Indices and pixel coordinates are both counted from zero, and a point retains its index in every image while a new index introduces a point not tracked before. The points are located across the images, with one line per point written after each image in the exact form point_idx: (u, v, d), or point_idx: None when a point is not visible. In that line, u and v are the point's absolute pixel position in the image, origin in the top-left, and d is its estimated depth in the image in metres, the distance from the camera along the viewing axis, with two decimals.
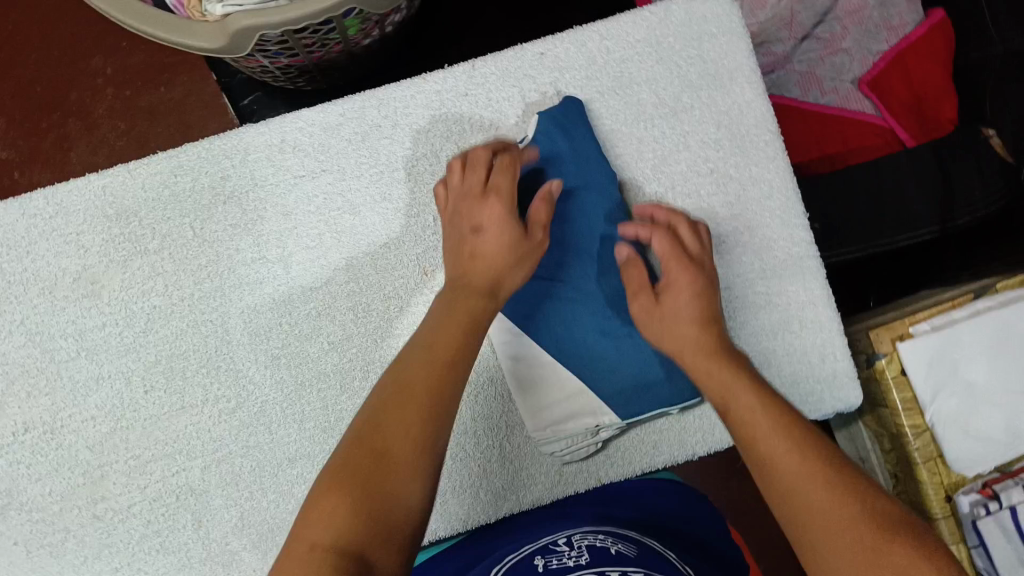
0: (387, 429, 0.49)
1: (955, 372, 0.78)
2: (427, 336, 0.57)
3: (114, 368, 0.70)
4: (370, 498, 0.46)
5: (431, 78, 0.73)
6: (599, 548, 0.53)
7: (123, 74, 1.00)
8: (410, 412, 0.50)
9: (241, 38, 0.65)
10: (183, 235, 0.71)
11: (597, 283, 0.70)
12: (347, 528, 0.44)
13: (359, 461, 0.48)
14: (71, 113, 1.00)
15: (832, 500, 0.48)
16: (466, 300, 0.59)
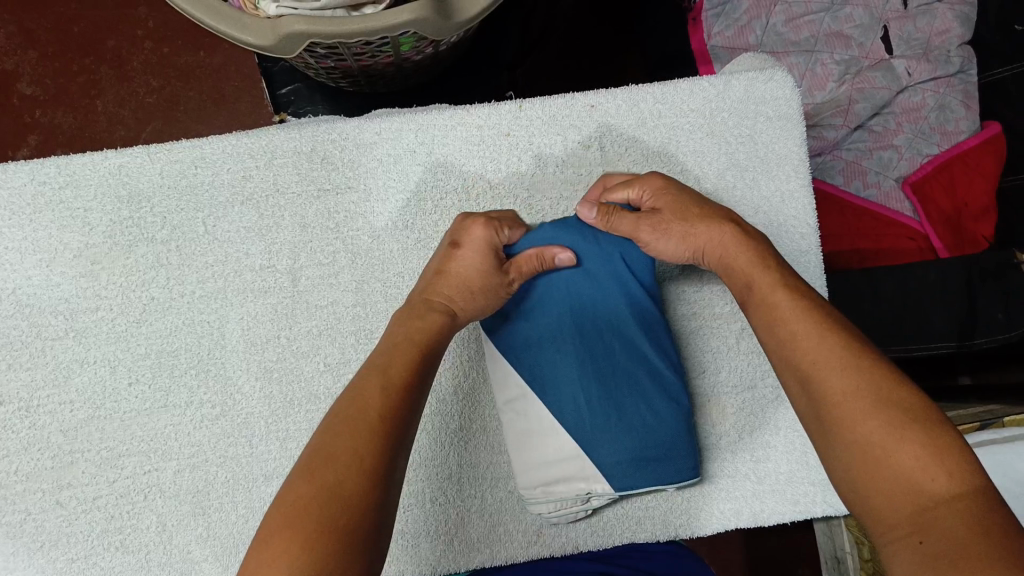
0: (336, 452, 0.45)
1: None
2: (386, 357, 0.53)
3: (100, 354, 0.68)
4: (329, 534, 0.41)
5: (475, 111, 0.71)
6: None
7: (164, 29, 0.97)
8: (365, 443, 0.46)
9: (291, 42, 0.64)
10: (195, 228, 0.69)
11: (618, 357, 0.68)
12: (295, 565, 0.40)
13: (314, 496, 0.43)
14: (104, 59, 0.97)
15: (873, 438, 0.43)
16: (428, 316, 0.58)
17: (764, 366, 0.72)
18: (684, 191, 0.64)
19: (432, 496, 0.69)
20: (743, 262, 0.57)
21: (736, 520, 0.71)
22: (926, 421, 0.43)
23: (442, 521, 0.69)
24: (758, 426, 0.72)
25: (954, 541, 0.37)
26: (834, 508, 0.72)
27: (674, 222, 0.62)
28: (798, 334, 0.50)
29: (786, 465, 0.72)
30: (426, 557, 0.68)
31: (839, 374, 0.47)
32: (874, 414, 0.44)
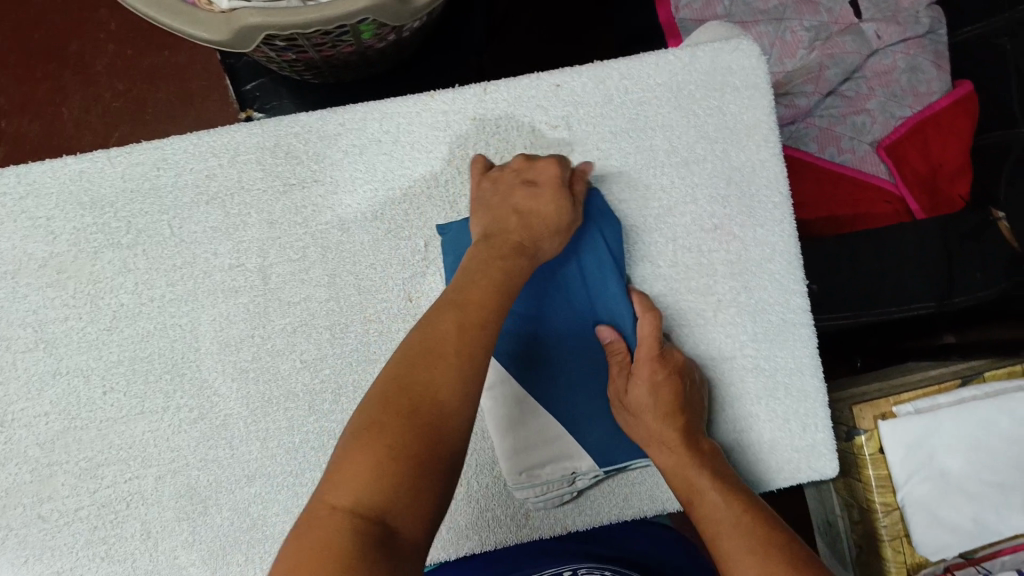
0: (413, 382, 0.45)
1: (931, 459, 0.78)
2: (464, 291, 0.52)
3: (73, 364, 0.67)
4: (404, 468, 0.42)
5: (440, 97, 0.70)
6: None
7: (126, 30, 0.96)
8: (446, 378, 0.46)
9: (247, 35, 0.63)
10: (160, 231, 0.67)
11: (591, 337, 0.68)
12: (370, 494, 0.41)
13: (389, 422, 0.43)
14: (67, 64, 0.95)
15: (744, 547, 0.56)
16: (505, 256, 0.56)
17: (744, 338, 0.71)
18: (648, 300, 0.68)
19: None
20: (672, 439, 0.64)
21: None
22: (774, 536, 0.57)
23: None
24: (739, 397, 0.71)
25: None
26: (819, 473, 0.72)
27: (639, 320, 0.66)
28: (731, 568, 0.56)
29: (769, 434, 0.72)
30: None
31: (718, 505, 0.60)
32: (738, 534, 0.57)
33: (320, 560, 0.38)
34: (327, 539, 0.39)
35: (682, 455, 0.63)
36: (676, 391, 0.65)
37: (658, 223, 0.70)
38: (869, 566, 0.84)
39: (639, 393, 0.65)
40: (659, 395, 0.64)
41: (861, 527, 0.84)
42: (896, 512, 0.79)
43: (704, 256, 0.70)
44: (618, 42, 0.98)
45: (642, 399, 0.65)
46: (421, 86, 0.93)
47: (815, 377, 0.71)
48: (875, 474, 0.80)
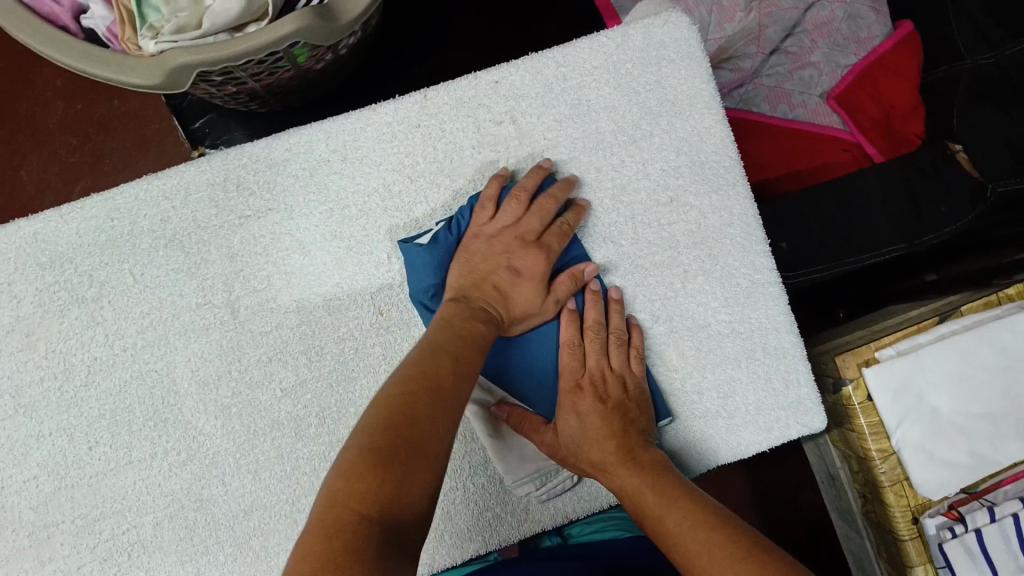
0: (415, 408, 0.49)
1: (920, 400, 0.78)
2: (453, 335, 0.59)
3: (55, 425, 0.67)
4: (412, 487, 0.44)
5: (382, 109, 0.70)
6: None
7: (75, 86, 0.97)
8: (442, 409, 0.50)
9: (178, 75, 0.64)
10: (123, 280, 0.67)
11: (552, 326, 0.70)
12: (385, 506, 0.42)
13: (399, 443, 0.46)
14: (21, 127, 0.96)
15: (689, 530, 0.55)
16: (482, 321, 0.62)
17: (715, 304, 0.71)
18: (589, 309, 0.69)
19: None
20: (615, 460, 0.63)
21: (716, 459, 0.72)
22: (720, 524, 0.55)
23: (430, 519, 0.69)
24: (720, 364, 0.71)
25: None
26: (808, 428, 0.72)
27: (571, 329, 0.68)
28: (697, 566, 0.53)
29: (755, 396, 0.72)
30: (420, 557, 0.68)
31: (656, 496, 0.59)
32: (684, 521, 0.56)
33: (341, 558, 0.38)
34: (347, 546, 0.39)
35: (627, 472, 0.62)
36: (606, 414, 0.64)
37: (615, 203, 0.71)
38: (876, 513, 0.84)
39: (569, 425, 0.65)
40: (594, 421, 0.64)
41: (862, 475, 0.84)
42: (893, 455, 0.79)
43: (664, 229, 0.71)
44: (559, 27, 0.98)
45: (580, 433, 0.65)
46: (367, 95, 0.93)
47: (791, 334, 0.72)
48: (866, 422, 0.80)
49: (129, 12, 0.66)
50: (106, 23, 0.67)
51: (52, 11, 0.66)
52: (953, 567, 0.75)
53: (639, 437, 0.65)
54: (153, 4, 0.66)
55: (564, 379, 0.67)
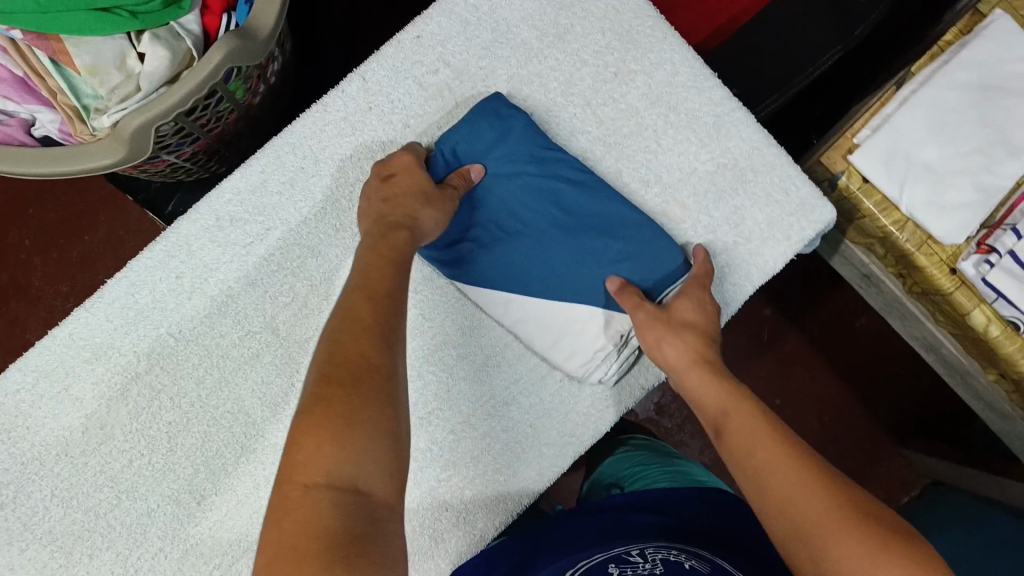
0: (344, 356, 0.51)
1: (910, 161, 0.83)
2: (363, 272, 0.59)
3: (159, 497, 0.70)
4: (357, 438, 0.48)
5: (328, 102, 0.74)
6: (674, 563, 0.58)
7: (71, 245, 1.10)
8: (371, 345, 0.52)
9: (138, 140, 0.68)
10: (166, 344, 0.71)
11: (552, 218, 0.71)
12: (341, 468, 0.46)
13: (338, 400, 0.49)
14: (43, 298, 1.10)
15: (790, 470, 0.53)
16: (388, 236, 0.62)
17: (693, 148, 0.75)
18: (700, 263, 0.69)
19: (482, 445, 0.72)
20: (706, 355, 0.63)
21: (753, 284, 0.74)
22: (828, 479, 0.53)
23: (521, 440, 0.72)
24: (720, 198, 0.75)
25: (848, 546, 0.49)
26: (823, 222, 0.74)
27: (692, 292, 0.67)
28: (759, 452, 0.55)
29: (764, 213, 0.74)
30: (529, 476, 0.72)
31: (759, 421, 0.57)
32: (779, 455, 0.54)
33: (302, 539, 0.43)
34: (308, 518, 0.44)
35: (717, 385, 0.61)
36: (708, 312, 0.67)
37: (567, 98, 0.75)
38: (919, 285, 0.88)
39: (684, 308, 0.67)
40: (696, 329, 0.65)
41: (891, 257, 0.89)
42: (909, 222, 0.84)
43: (620, 101, 0.75)
44: None
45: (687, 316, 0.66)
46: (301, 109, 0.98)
47: (772, 148, 0.74)
48: (872, 202, 0.85)
49: (71, 108, 0.69)
50: (57, 125, 0.71)
51: (7, 135, 0.71)
52: (1004, 295, 0.80)
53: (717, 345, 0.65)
54: (88, 91, 0.68)
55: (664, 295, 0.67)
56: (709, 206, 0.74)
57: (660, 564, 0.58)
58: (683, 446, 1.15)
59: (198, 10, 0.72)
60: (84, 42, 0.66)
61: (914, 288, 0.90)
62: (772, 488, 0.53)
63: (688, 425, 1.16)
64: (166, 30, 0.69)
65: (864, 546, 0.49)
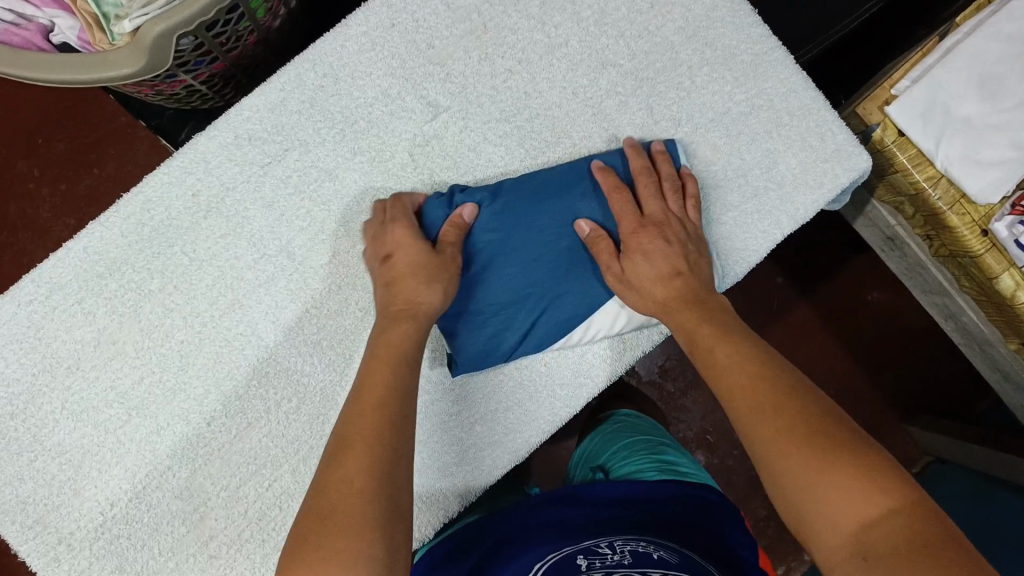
0: (335, 479, 0.50)
1: (948, 114, 0.79)
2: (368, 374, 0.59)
3: (168, 415, 0.70)
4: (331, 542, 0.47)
5: (353, 21, 0.71)
6: (642, 552, 0.56)
7: (80, 175, 1.09)
8: (357, 453, 0.52)
9: (158, 48, 0.66)
10: (180, 263, 0.70)
11: (562, 177, 0.70)
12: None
13: (319, 512, 0.49)
14: (53, 230, 1.08)
15: (777, 418, 0.52)
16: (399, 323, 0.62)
17: (728, 87, 0.72)
18: (654, 186, 0.68)
19: (487, 390, 0.72)
20: (706, 331, 0.61)
21: (782, 230, 0.72)
22: (822, 427, 0.50)
23: (494, 415, 0.72)
24: (752, 140, 0.72)
25: (840, 508, 0.46)
26: (858, 171, 0.72)
27: (644, 240, 0.65)
28: (737, 400, 0.55)
29: (797, 158, 0.72)
30: (507, 447, 0.72)
31: (749, 365, 0.56)
32: (764, 406, 0.53)
33: None
34: None
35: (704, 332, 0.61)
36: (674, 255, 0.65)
37: (600, 28, 0.72)
38: (948, 247, 0.85)
39: (643, 266, 0.65)
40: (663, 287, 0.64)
41: (920, 217, 0.86)
42: (942, 179, 0.81)
43: (655, 34, 0.72)
44: None
45: (640, 284, 0.65)
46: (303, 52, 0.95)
47: (809, 90, 0.72)
48: (905, 156, 0.82)
49: (93, 15, 0.68)
50: (76, 32, 0.70)
51: (24, 39, 0.69)
52: None
53: (708, 295, 0.65)
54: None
55: (625, 222, 0.66)
56: (741, 148, 0.72)
57: (631, 553, 0.55)
58: (688, 405, 1.14)
59: None
60: None
61: (941, 250, 0.87)
62: (756, 437, 0.52)
63: (697, 384, 1.15)
64: None
65: (854, 502, 0.46)
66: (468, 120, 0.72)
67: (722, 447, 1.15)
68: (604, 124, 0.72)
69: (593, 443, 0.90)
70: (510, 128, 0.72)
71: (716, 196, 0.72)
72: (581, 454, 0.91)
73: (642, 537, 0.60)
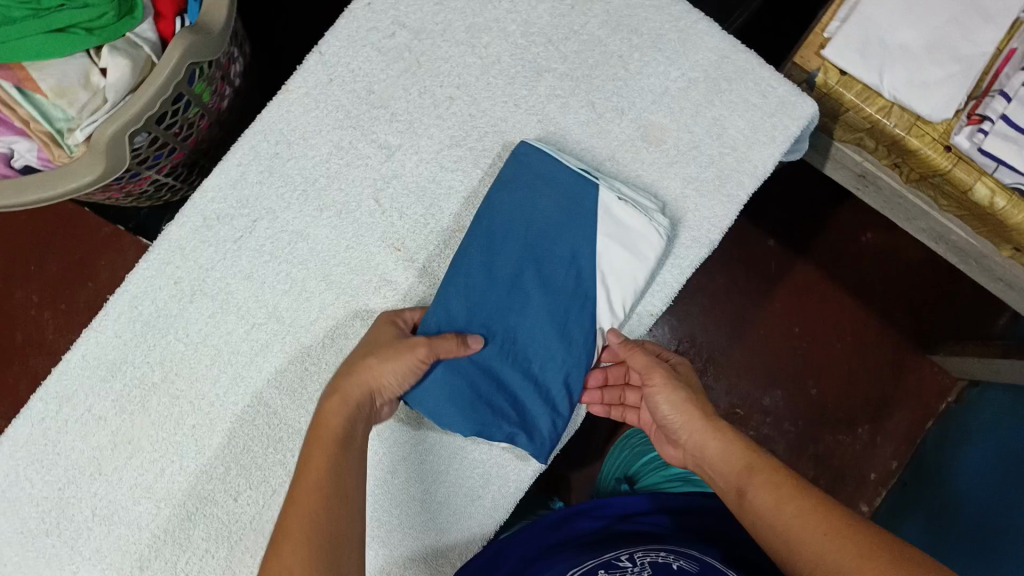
0: (283, 523, 0.54)
1: (886, 45, 0.80)
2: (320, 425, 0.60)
3: (195, 500, 0.71)
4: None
5: (292, 85, 0.74)
6: (662, 564, 0.60)
7: (77, 289, 1.11)
8: (296, 500, 0.55)
9: (115, 149, 0.68)
10: (176, 350, 0.72)
11: (524, 195, 0.69)
12: None
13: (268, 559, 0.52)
14: (62, 347, 1.11)
15: (773, 503, 0.55)
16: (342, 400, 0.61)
17: (662, 66, 0.74)
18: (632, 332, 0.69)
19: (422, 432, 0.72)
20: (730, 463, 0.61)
21: (745, 191, 0.73)
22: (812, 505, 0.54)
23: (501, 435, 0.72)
24: (697, 112, 0.74)
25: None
26: (805, 119, 0.73)
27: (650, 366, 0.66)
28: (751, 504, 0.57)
29: (745, 118, 0.73)
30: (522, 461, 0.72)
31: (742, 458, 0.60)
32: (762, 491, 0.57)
33: None
34: None
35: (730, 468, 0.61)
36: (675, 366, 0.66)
37: (528, 38, 0.74)
38: (917, 169, 0.86)
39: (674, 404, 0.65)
40: (686, 411, 0.64)
41: (883, 149, 0.87)
42: (893, 107, 0.82)
43: (582, 33, 0.74)
44: None
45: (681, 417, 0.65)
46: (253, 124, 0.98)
47: (740, 52, 0.74)
48: (852, 93, 0.82)
49: (46, 134, 0.69)
50: (35, 153, 0.72)
51: None
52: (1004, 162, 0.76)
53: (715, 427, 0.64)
54: (60, 115, 0.69)
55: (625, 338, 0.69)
56: (687, 122, 0.74)
57: (649, 564, 0.59)
58: None
59: (152, 19, 0.73)
60: (48, 66, 0.68)
61: (912, 175, 0.88)
62: (767, 528, 0.55)
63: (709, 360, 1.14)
64: (123, 41, 0.70)
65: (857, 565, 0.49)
66: (422, 153, 0.74)
67: (753, 419, 1.17)
68: (550, 128, 0.74)
69: (621, 457, 0.94)
70: (463, 152, 0.74)
71: (676, 172, 0.73)
72: (608, 465, 0.95)
73: (657, 547, 0.64)
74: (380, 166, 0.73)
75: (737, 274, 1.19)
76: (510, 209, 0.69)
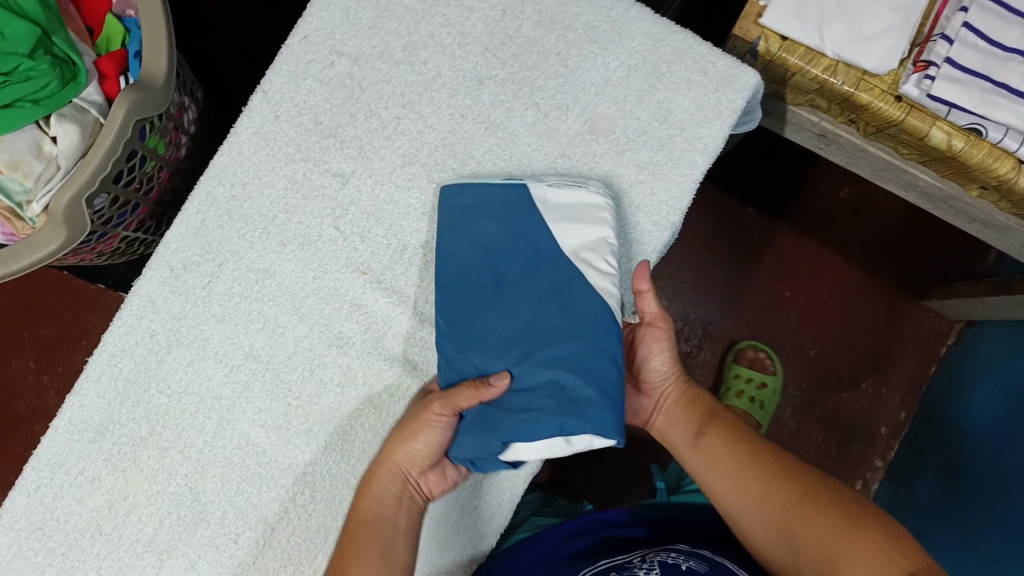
0: None
1: (822, 4, 0.81)
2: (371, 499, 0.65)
3: (196, 547, 0.71)
4: None
5: (241, 126, 0.75)
6: (671, 565, 0.62)
7: (71, 351, 1.12)
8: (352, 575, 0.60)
9: (75, 215, 0.69)
10: (160, 402, 0.72)
11: (482, 203, 0.70)
12: None
13: None
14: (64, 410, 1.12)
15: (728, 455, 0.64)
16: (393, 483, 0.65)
17: (600, 57, 0.75)
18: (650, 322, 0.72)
19: None
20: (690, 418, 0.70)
21: (699, 168, 0.74)
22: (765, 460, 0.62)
23: None
24: (640, 98, 0.74)
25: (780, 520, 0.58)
26: (748, 89, 0.73)
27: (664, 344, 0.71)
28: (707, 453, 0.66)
29: (689, 97, 0.74)
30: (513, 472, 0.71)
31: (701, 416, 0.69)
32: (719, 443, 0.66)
33: None
34: None
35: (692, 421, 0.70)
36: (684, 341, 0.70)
37: (465, 48, 0.75)
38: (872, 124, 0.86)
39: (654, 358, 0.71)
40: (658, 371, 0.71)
41: (837, 107, 0.87)
42: (839, 65, 0.82)
43: (517, 36, 0.75)
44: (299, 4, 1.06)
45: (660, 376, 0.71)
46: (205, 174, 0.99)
47: (675, 33, 0.74)
48: (796, 56, 0.82)
49: (7, 209, 0.71)
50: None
51: None
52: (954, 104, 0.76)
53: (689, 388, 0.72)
54: (17, 188, 0.70)
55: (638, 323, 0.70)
56: (632, 109, 0.74)
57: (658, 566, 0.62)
58: None
59: (96, 81, 0.75)
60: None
61: (869, 129, 0.88)
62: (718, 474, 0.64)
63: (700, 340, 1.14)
64: (70, 108, 0.71)
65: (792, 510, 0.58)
66: (375, 175, 0.74)
67: None
68: (498, 133, 0.74)
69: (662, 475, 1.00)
70: (416, 169, 0.74)
71: (629, 160, 0.74)
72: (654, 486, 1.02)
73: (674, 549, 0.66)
74: (336, 194, 0.74)
75: (717, 252, 1.19)
76: (455, 237, 0.70)
